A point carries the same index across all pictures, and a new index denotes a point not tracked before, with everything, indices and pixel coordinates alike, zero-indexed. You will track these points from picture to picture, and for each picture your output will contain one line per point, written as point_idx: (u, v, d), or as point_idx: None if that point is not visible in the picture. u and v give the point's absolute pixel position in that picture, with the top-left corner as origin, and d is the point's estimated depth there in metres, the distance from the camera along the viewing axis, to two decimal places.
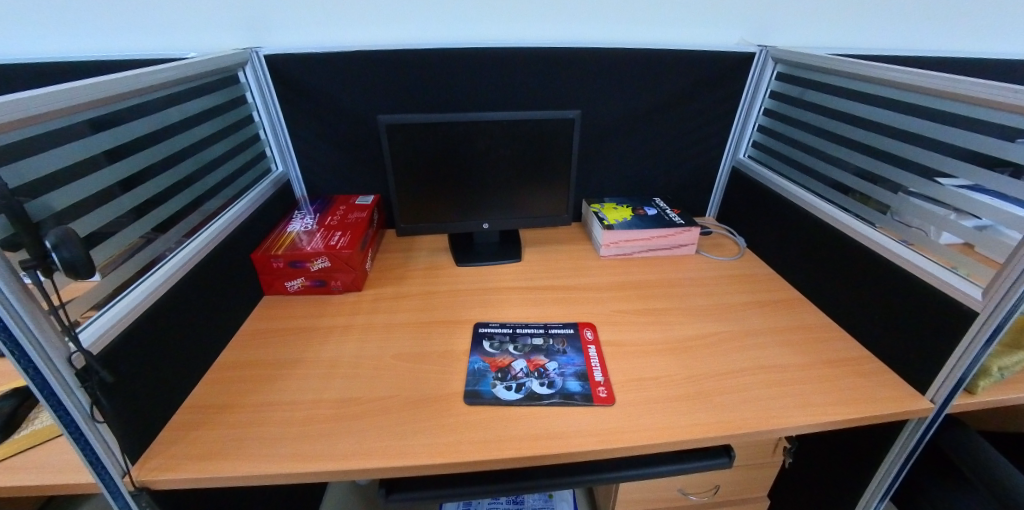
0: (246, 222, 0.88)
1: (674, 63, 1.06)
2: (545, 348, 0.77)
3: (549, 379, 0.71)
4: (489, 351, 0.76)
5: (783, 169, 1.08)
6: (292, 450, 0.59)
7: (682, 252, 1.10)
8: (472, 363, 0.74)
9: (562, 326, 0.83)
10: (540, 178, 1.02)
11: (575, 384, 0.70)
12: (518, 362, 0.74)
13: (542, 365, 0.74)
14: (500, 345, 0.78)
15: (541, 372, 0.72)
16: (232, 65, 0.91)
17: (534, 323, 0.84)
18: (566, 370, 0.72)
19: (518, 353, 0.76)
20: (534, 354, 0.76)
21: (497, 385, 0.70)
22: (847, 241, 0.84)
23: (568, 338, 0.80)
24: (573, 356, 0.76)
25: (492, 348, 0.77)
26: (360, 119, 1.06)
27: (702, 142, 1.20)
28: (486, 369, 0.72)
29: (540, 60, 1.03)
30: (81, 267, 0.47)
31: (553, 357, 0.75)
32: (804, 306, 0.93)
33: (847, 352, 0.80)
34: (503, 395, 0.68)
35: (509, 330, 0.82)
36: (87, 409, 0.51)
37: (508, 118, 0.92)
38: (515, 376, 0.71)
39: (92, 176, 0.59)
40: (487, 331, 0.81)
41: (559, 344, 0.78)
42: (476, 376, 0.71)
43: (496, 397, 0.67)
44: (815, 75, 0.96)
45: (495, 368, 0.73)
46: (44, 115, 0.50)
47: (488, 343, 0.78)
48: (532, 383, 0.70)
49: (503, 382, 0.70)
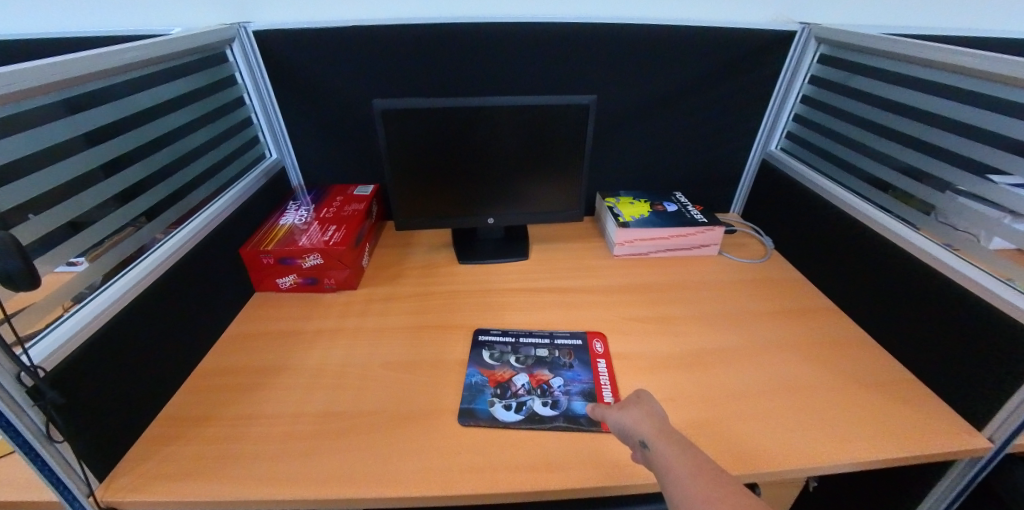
0: (235, 215, 0.83)
1: (701, 43, 0.96)
2: (550, 361, 0.71)
3: (552, 398, 0.64)
4: (488, 362, 0.70)
5: (820, 165, 0.98)
6: (268, 473, 0.55)
7: (702, 252, 1.01)
8: (470, 376, 0.68)
9: (569, 335, 0.76)
10: (550, 170, 0.94)
11: (581, 406, 0.63)
12: (520, 377, 0.68)
13: (546, 381, 0.67)
14: (501, 356, 0.71)
15: (544, 389, 0.66)
16: (217, 42, 0.84)
17: (538, 330, 0.78)
18: (572, 388, 0.66)
19: (520, 367, 0.70)
20: (537, 369, 0.69)
21: (495, 403, 0.64)
22: (892, 249, 0.75)
23: (576, 351, 0.73)
24: (580, 372, 0.69)
25: (492, 359, 0.71)
26: (356, 102, 0.98)
27: (729, 131, 1.09)
28: (483, 384, 0.66)
29: (553, 38, 0.93)
30: (20, 280, 0.41)
31: (558, 372, 0.69)
32: (837, 318, 0.84)
33: (888, 373, 0.71)
34: (501, 415, 0.61)
35: (512, 339, 0.75)
36: (42, 428, 0.48)
37: (517, 104, 0.84)
38: (516, 394, 0.65)
39: (45, 171, 0.53)
40: (486, 340, 0.75)
41: (564, 358, 0.72)
42: (472, 392, 0.65)
43: (493, 418, 0.61)
44: (866, 58, 0.85)
45: (494, 383, 0.67)
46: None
47: (487, 354, 0.72)
48: (534, 402, 0.64)
49: (501, 400, 0.64)
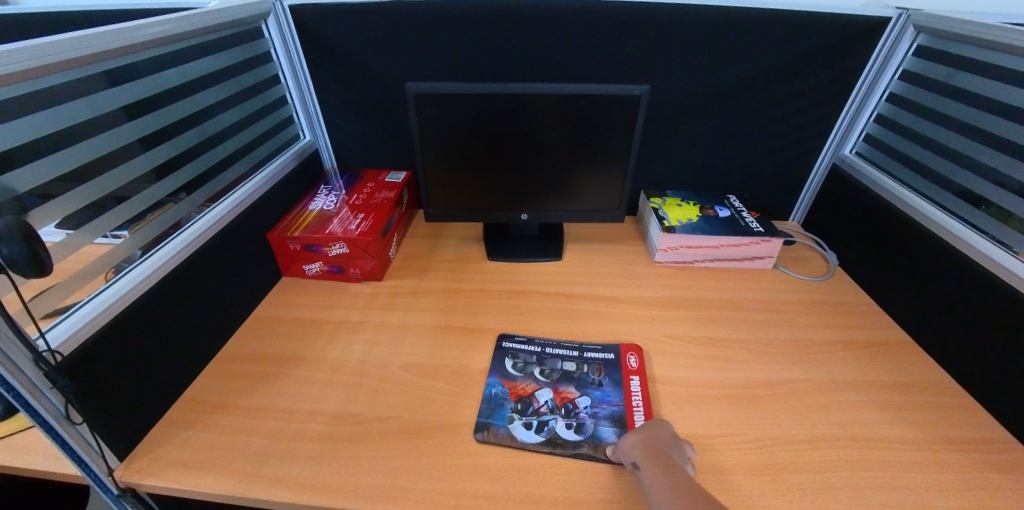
0: (265, 197, 0.82)
1: (775, 28, 0.84)
2: (578, 378, 0.65)
3: (577, 421, 0.59)
4: (511, 372, 0.66)
5: (903, 174, 0.85)
6: (279, 472, 0.53)
7: (755, 265, 0.92)
8: (489, 387, 0.64)
9: (599, 348, 0.71)
10: (594, 165, 0.87)
11: (609, 432, 0.58)
12: (543, 393, 0.63)
13: (572, 400, 0.62)
14: (525, 367, 0.67)
15: (569, 410, 0.61)
16: (253, 17, 0.81)
17: (567, 341, 0.72)
18: (600, 411, 0.61)
19: (544, 382, 0.65)
20: (563, 385, 0.64)
21: (514, 420, 0.59)
22: (995, 282, 0.64)
23: (607, 367, 0.67)
24: (610, 393, 0.63)
25: (515, 370, 0.66)
26: (392, 85, 0.94)
27: (798, 131, 0.97)
28: (503, 397, 0.62)
29: (605, 20, 0.85)
30: (27, 267, 0.39)
31: (585, 391, 0.63)
32: (913, 355, 0.74)
33: (976, 428, 0.61)
34: (520, 435, 0.57)
35: (537, 348, 0.70)
36: (61, 410, 0.47)
37: (560, 92, 0.77)
38: (538, 411, 0.60)
39: (81, 145, 0.52)
40: (511, 348, 0.70)
41: (593, 374, 0.66)
42: (491, 406, 0.61)
43: (511, 437, 0.57)
44: (978, 52, 0.71)
45: (514, 397, 0.62)
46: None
47: (510, 364, 0.67)
48: (557, 423, 0.59)
49: (521, 417, 0.59)
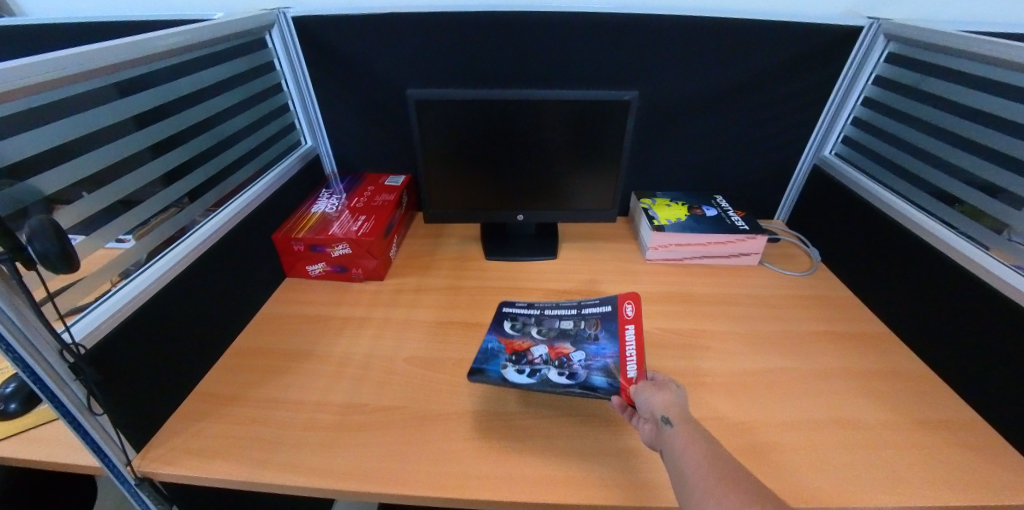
0: (270, 199, 0.84)
1: (755, 37, 0.89)
2: (575, 334, 0.70)
3: (570, 370, 0.63)
4: (508, 332, 0.70)
5: (880, 173, 0.90)
6: (290, 460, 0.56)
7: (742, 261, 0.96)
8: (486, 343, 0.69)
9: (597, 304, 0.76)
10: (586, 166, 0.91)
11: (601, 379, 0.61)
12: (539, 348, 0.67)
13: (566, 354, 0.66)
14: (523, 326, 0.71)
15: (563, 361, 0.64)
16: (258, 29, 0.84)
17: (566, 303, 0.77)
18: (593, 362, 0.64)
19: (540, 339, 0.69)
20: (559, 342, 0.68)
21: (509, 368, 0.64)
22: (961, 272, 0.68)
23: (603, 322, 0.72)
24: (605, 345, 0.67)
25: (513, 330, 0.71)
26: (392, 92, 0.97)
27: (781, 133, 1.02)
28: (499, 350, 0.66)
29: (595, 30, 0.89)
30: (57, 261, 0.41)
31: (580, 346, 0.67)
32: (889, 343, 0.78)
33: (943, 409, 0.66)
34: (512, 377, 0.61)
35: (536, 311, 0.75)
36: (83, 401, 0.50)
37: (553, 98, 0.81)
38: (532, 362, 0.64)
39: (100, 151, 0.55)
40: (511, 312, 0.75)
41: (589, 330, 0.70)
42: (487, 356, 0.65)
43: (503, 379, 0.61)
44: (944, 59, 0.76)
45: (511, 350, 0.67)
46: (13, 92, 0.43)
47: (509, 325, 0.72)
48: (550, 372, 0.63)
49: (515, 365, 0.63)
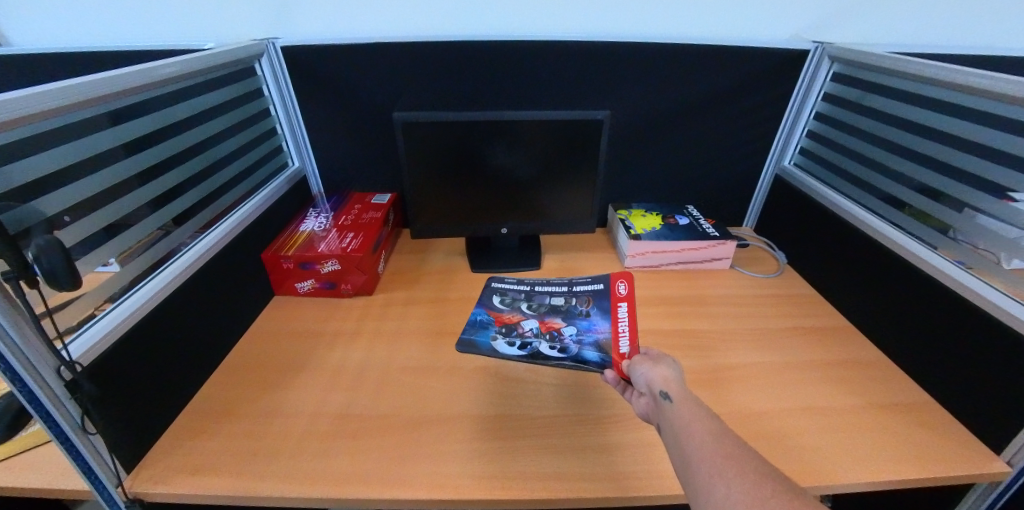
0: (259, 219, 0.86)
1: (715, 60, 0.97)
2: (567, 310, 0.84)
3: (560, 343, 0.76)
4: (498, 307, 0.86)
5: (834, 180, 0.98)
6: (287, 472, 0.58)
7: (714, 266, 1.02)
8: (480, 318, 0.84)
9: (589, 285, 0.90)
10: (565, 180, 0.96)
11: (591, 353, 0.74)
12: (528, 321, 0.81)
13: (556, 328, 0.80)
14: (512, 303, 0.87)
15: (554, 335, 0.78)
16: (248, 57, 0.87)
17: (557, 282, 0.92)
18: (583, 337, 0.77)
19: (530, 313, 0.84)
20: (549, 316, 0.82)
21: (499, 338, 0.79)
22: (908, 267, 0.75)
23: (594, 301, 0.86)
24: (595, 322, 0.81)
25: (503, 304, 0.86)
26: (377, 115, 1.01)
27: (744, 146, 1.10)
28: (489, 322, 0.82)
29: (569, 55, 0.95)
30: (63, 279, 0.42)
31: (570, 321, 0.81)
32: (850, 336, 0.84)
33: (899, 393, 0.71)
34: (503, 348, 0.76)
35: (525, 290, 0.90)
36: (77, 420, 0.50)
37: (532, 118, 0.86)
38: (522, 334, 0.79)
39: (95, 175, 0.56)
40: (499, 288, 0.91)
41: (581, 307, 0.84)
42: (477, 327, 0.81)
43: (494, 350, 0.76)
44: (880, 78, 0.85)
45: (502, 323, 0.82)
46: (23, 119, 0.45)
47: (499, 300, 0.87)
48: (540, 344, 0.77)
49: (505, 337, 0.78)
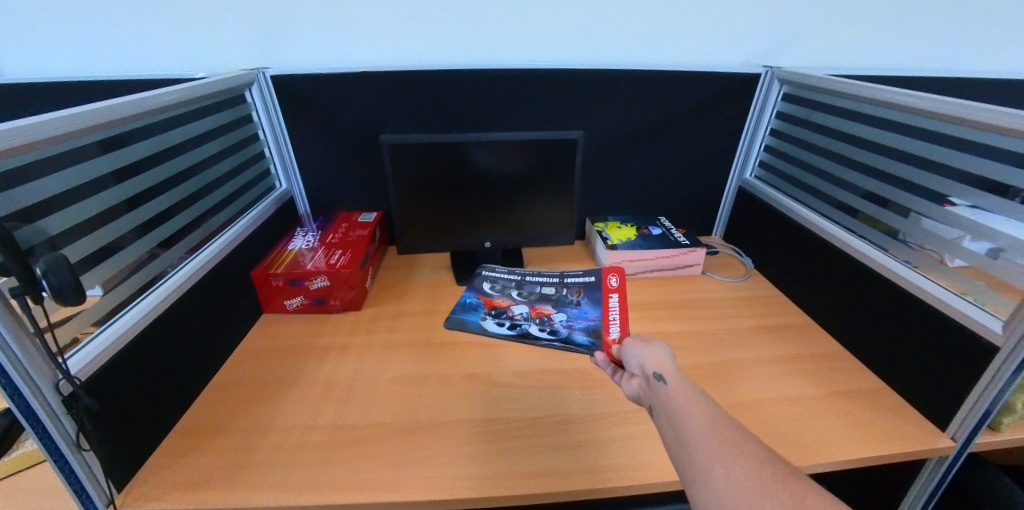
0: (248, 239, 0.88)
1: (678, 84, 1.05)
2: (556, 299, 0.95)
3: (550, 326, 0.88)
4: (489, 293, 0.97)
5: (791, 190, 1.06)
6: (282, 481, 0.59)
7: (687, 272, 1.08)
8: (471, 300, 0.96)
9: (580, 278, 1.01)
10: (544, 196, 1.01)
11: (580, 336, 0.86)
12: (519, 307, 0.93)
13: (545, 314, 0.91)
14: (503, 288, 0.98)
15: (543, 319, 0.90)
16: (239, 86, 0.91)
17: (548, 273, 1.03)
18: (572, 322, 0.89)
19: (520, 300, 0.95)
20: (539, 304, 0.94)
21: (489, 319, 0.90)
22: (858, 266, 0.82)
23: (584, 292, 0.97)
24: (585, 310, 0.92)
25: (494, 291, 0.98)
26: (363, 138, 1.06)
27: (708, 161, 1.18)
28: (479, 305, 0.94)
29: (544, 81, 1.03)
30: (69, 294, 0.45)
31: (560, 309, 0.92)
32: (812, 332, 0.90)
33: (856, 381, 0.77)
34: (494, 327, 0.88)
35: (516, 279, 1.01)
36: (72, 436, 0.50)
37: (511, 138, 0.92)
38: (513, 318, 0.90)
39: (93, 198, 0.58)
40: (490, 275, 1.03)
41: (571, 298, 0.95)
42: (468, 308, 0.93)
43: (483, 328, 0.88)
44: (823, 97, 0.95)
45: (493, 306, 0.94)
46: (33, 144, 0.47)
47: (490, 287, 0.99)
48: (530, 326, 0.88)
49: (495, 318, 0.90)
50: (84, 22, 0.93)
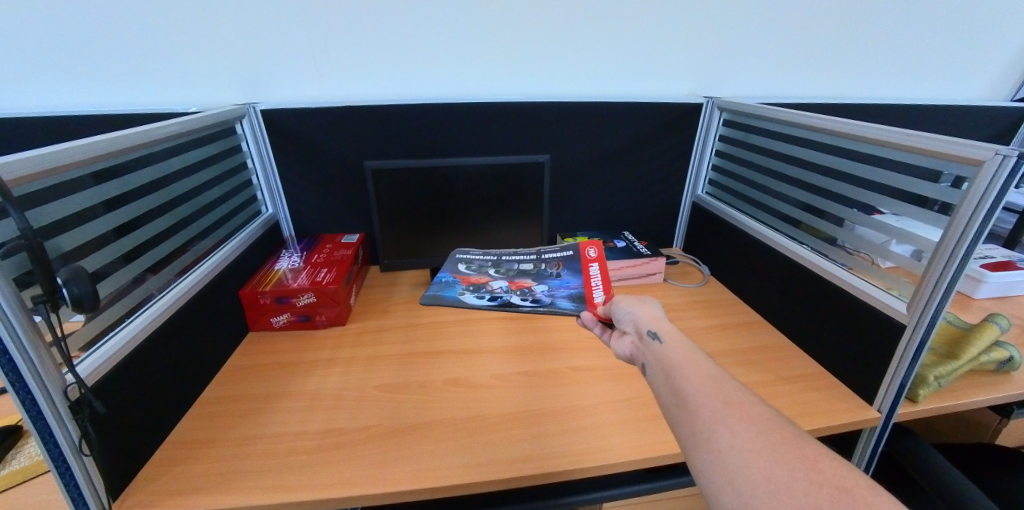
0: (236, 261, 0.92)
1: (632, 112, 1.18)
2: (536, 273, 1.05)
3: (531, 297, 1.02)
4: (468, 272, 1.08)
5: (737, 203, 1.18)
6: (275, 481, 0.62)
7: (649, 280, 1.18)
8: (450, 278, 1.08)
9: (558, 252, 1.06)
10: (517, 214, 1.09)
11: (563, 303, 1.00)
12: (499, 282, 1.06)
13: (526, 286, 1.05)
14: (481, 267, 1.08)
15: (524, 291, 1.04)
16: (230, 119, 0.98)
17: (526, 250, 1.09)
18: (555, 292, 1.02)
19: (500, 276, 1.07)
20: (520, 278, 1.06)
21: (471, 295, 1.05)
22: (794, 267, 0.93)
23: (564, 263, 1.03)
24: (565, 279, 1.03)
25: (471, 269, 1.08)
26: (346, 165, 1.13)
27: (665, 180, 1.30)
28: (460, 284, 1.07)
29: (512, 112, 1.13)
30: (87, 303, 0.51)
31: (541, 281, 1.04)
32: (760, 327, 1.00)
33: (799, 367, 0.87)
34: (477, 302, 1.03)
35: (493, 257, 1.09)
36: (75, 441, 0.53)
37: (486, 163, 1.01)
38: (495, 292, 1.05)
39: (99, 220, 0.63)
40: (465, 257, 1.08)
41: (551, 269, 1.04)
42: (449, 286, 1.07)
43: (467, 303, 1.04)
44: (755, 123, 1.09)
45: (471, 281, 1.07)
46: (54, 169, 0.52)
47: (467, 267, 1.08)
48: (511, 298, 1.03)
49: (477, 293, 1.05)
50: (82, 62, 0.99)
